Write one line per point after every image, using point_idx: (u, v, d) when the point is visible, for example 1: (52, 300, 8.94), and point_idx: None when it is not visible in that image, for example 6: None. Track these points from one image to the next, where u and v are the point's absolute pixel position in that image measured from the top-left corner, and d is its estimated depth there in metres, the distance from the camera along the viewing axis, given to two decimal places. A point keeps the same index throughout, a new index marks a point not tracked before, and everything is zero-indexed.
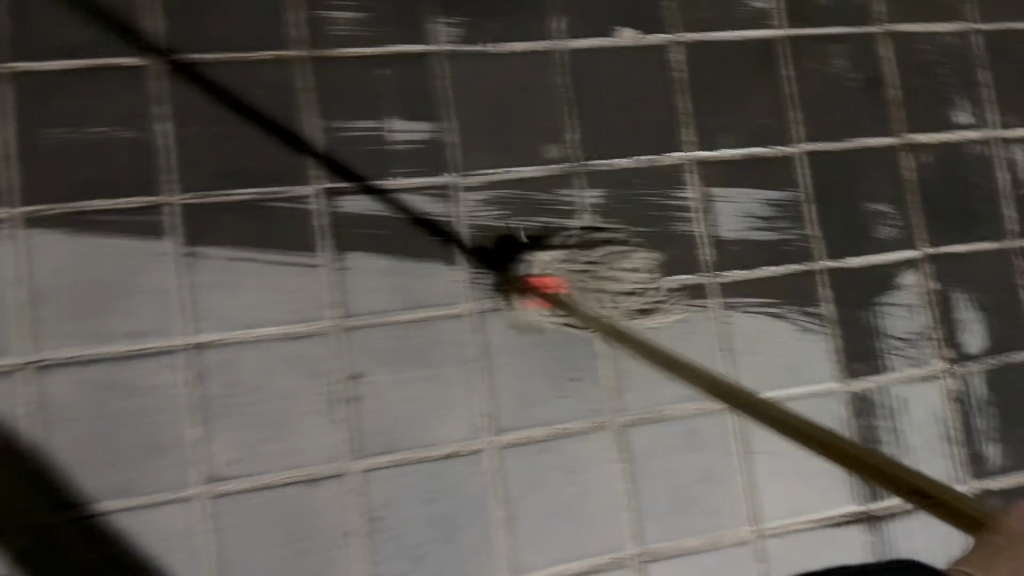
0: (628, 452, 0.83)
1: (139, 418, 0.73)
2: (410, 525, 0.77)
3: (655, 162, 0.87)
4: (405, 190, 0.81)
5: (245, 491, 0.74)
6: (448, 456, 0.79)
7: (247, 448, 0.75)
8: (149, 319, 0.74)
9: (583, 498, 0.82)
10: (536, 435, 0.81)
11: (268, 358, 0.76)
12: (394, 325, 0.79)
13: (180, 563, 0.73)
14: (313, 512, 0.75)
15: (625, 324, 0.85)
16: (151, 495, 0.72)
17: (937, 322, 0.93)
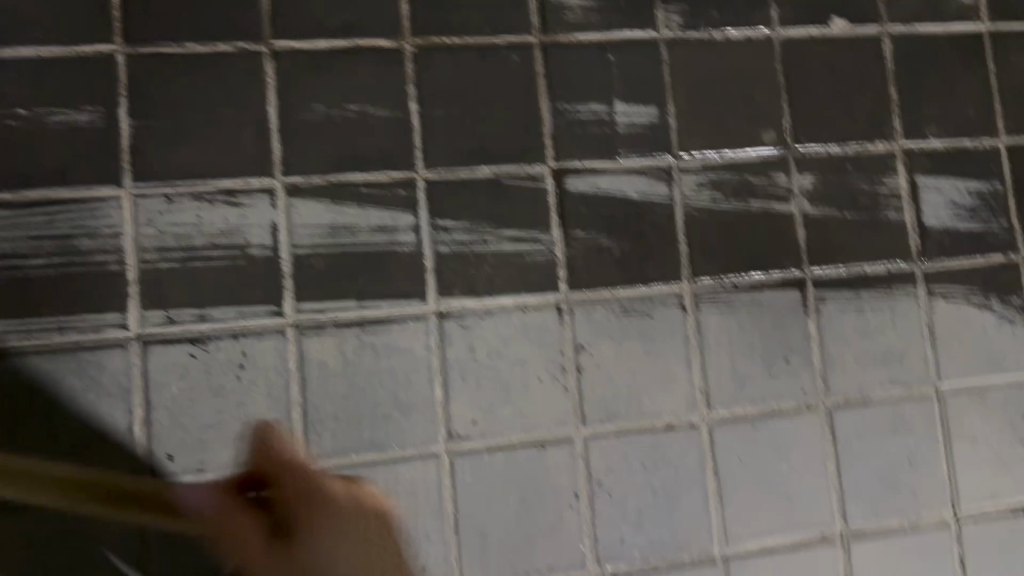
0: (837, 434, 0.85)
1: (389, 378, 0.77)
2: (632, 492, 0.81)
3: (863, 149, 0.89)
4: (630, 171, 0.84)
5: (485, 452, 0.78)
6: (667, 428, 0.82)
7: (485, 412, 0.79)
8: (400, 286, 0.78)
9: (793, 476, 0.84)
10: (748, 412, 0.84)
11: (504, 327, 0.80)
12: (616, 300, 0.83)
13: (427, 516, 0.77)
14: (546, 474, 0.79)
15: (835, 306, 0.87)
16: (401, 451, 0.77)
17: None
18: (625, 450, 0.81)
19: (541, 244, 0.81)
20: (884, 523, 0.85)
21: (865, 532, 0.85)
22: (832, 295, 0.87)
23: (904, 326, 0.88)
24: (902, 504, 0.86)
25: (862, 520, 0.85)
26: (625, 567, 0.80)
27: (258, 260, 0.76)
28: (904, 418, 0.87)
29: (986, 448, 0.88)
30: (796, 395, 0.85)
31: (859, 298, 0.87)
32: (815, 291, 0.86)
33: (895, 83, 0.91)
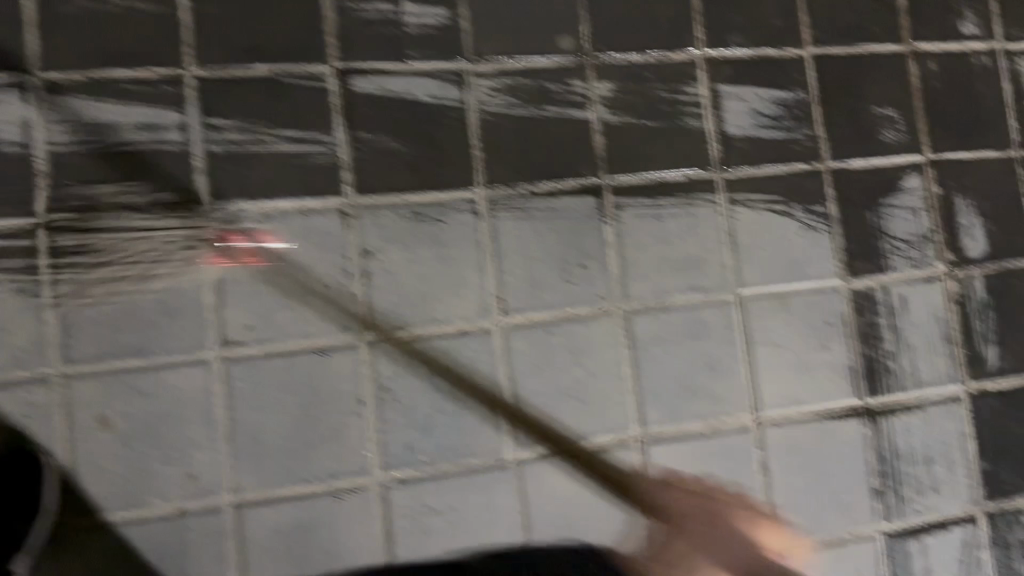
0: (634, 339, 0.85)
1: (157, 281, 0.74)
2: (420, 398, 0.79)
3: (665, 57, 0.89)
4: (419, 73, 0.82)
5: (260, 357, 0.76)
6: (458, 333, 0.81)
7: (262, 317, 0.76)
8: (166, 186, 0.75)
9: (588, 381, 0.83)
10: (543, 317, 0.83)
11: (282, 230, 0.77)
12: (406, 204, 0.81)
13: (198, 422, 0.74)
14: (327, 381, 0.77)
15: (635, 212, 0.86)
16: (168, 356, 0.74)
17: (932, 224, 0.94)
18: (414, 356, 0.80)
19: (320, 145, 0.78)
20: (683, 428, 0.85)
21: (662, 436, 0.84)
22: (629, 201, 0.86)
23: (705, 233, 0.87)
24: (701, 408, 0.85)
25: (659, 425, 0.84)
26: (405, 474, 0.78)
27: (12, 158, 0.73)
28: (706, 323, 0.87)
29: (790, 354, 0.88)
30: (593, 301, 0.85)
31: (659, 206, 0.87)
32: (612, 199, 0.86)
33: None
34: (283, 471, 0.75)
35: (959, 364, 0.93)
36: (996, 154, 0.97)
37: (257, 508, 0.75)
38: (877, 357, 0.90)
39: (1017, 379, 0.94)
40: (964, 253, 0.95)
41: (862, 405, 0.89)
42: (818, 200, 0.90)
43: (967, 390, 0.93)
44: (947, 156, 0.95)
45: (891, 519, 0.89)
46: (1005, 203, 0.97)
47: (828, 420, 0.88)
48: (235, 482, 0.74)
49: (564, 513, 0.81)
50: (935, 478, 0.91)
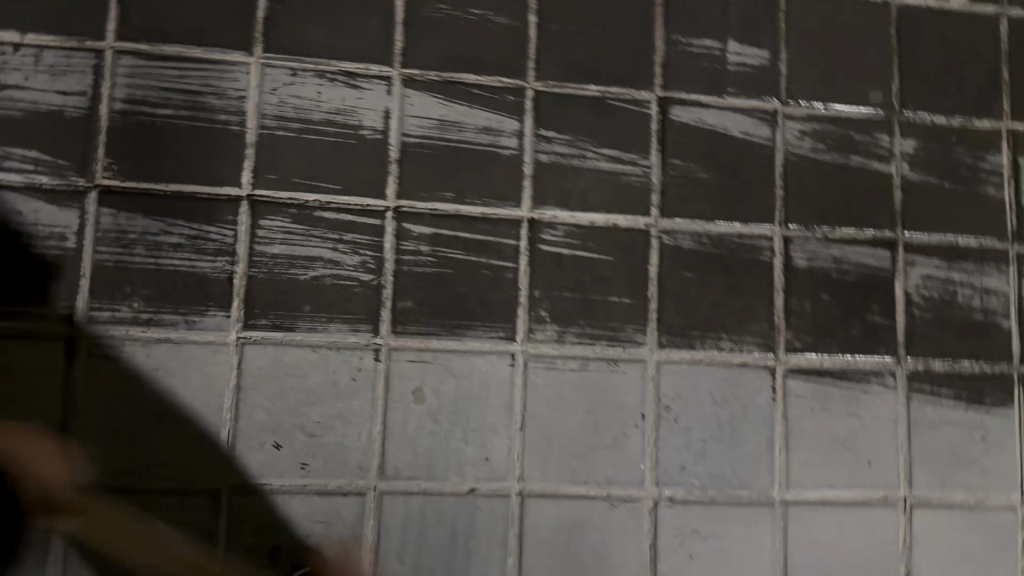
0: (911, 399, 0.84)
1: (479, 274, 0.79)
2: (698, 421, 0.81)
3: (970, 123, 0.89)
4: (734, 110, 0.85)
5: (558, 357, 0.80)
6: (741, 366, 0.82)
7: (568, 321, 0.81)
8: (497, 187, 0.80)
9: (861, 431, 0.83)
10: (825, 364, 0.84)
11: (594, 241, 0.82)
12: (709, 233, 0.84)
13: (495, 409, 0.78)
14: (616, 390, 0.80)
15: (925, 270, 0.86)
16: (480, 343, 0.78)
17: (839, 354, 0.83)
18: (698, 381, 0.82)
19: (635, 166, 0.83)
20: (948, 495, 0.84)
21: (927, 500, 0.83)
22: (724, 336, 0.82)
23: (993, 302, 0.87)
24: (967, 478, 0.84)
25: (926, 488, 0.84)
26: (678, 493, 0.80)
27: (365, 140, 0.79)
28: (982, 394, 0.85)
29: None
30: (875, 355, 0.84)
31: (949, 269, 0.87)
32: (905, 254, 0.86)
33: (1010, 63, 0.91)
34: (565, 470, 0.79)
35: None
36: None
37: (539, 500, 0.78)
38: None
39: None
40: None
41: None
42: None
43: None
44: None
45: None
46: None
47: None
48: (523, 470, 0.78)
49: (824, 561, 0.81)
50: None
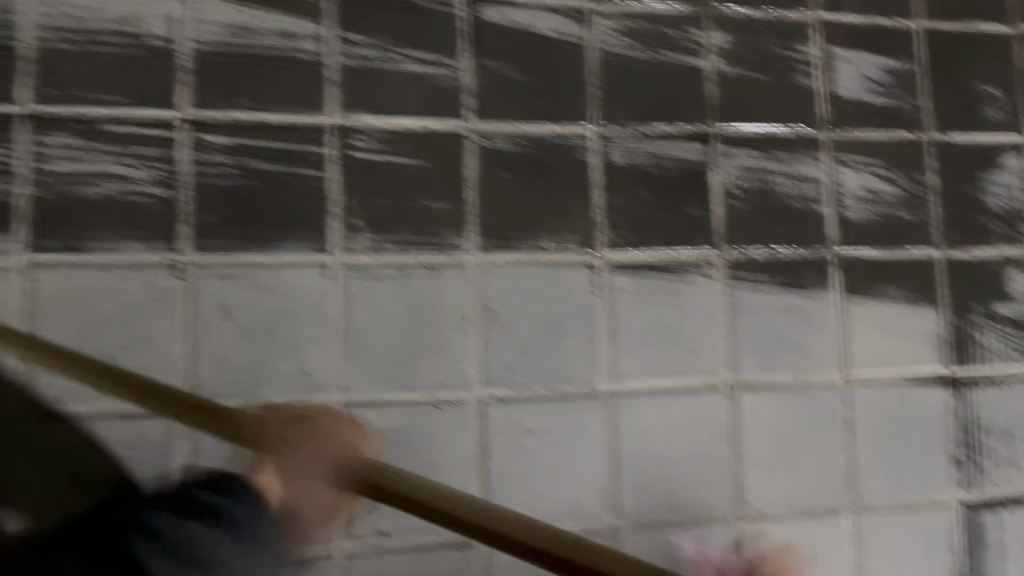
0: (732, 286, 0.86)
1: (286, 184, 0.76)
2: (522, 320, 0.82)
3: (779, 15, 0.90)
4: (545, 8, 0.84)
5: (375, 265, 0.78)
6: (562, 264, 0.83)
7: (384, 229, 0.78)
8: (300, 95, 0.77)
9: (684, 321, 0.85)
10: (647, 258, 0.85)
11: (407, 145, 0.79)
12: (524, 133, 0.83)
13: (311, 323, 0.76)
14: (438, 296, 0.79)
15: (741, 160, 0.88)
16: (291, 255, 0.76)
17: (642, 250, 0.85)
18: (521, 281, 0.82)
19: (444, 68, 0.81)
20: (773, 378, 0.86)
21: (753, 383, 0.86)
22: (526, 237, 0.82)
23: (808, 190, 0.89)
24: (792, 360, 0.86)
25: (751, 371, 0.86)
26: (504, 393, 0.80)
27: (153, 51, 0.75)
28: (802, 278, 0.87)
29: (883, 318, 0.89)
30: (695, 246, 0.86)
31: (764, 159, 0.88)
32: (721, 147, 0.87)
33: None
34: (389, 380, 0.77)
35: None
36: None
37: (363, 410, 0.76)
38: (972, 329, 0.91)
39: None
40: None
41: (949, 373, 0.90)
42: (917, 168, 0.92)
43: None
44: None
45: (970, 489, 0.90)
46: None
47: (916, 385, 0.89)
48: (345, 383, 0.76)
49: (651, 446, 0.83)
50: (1015, 452, 0.91)
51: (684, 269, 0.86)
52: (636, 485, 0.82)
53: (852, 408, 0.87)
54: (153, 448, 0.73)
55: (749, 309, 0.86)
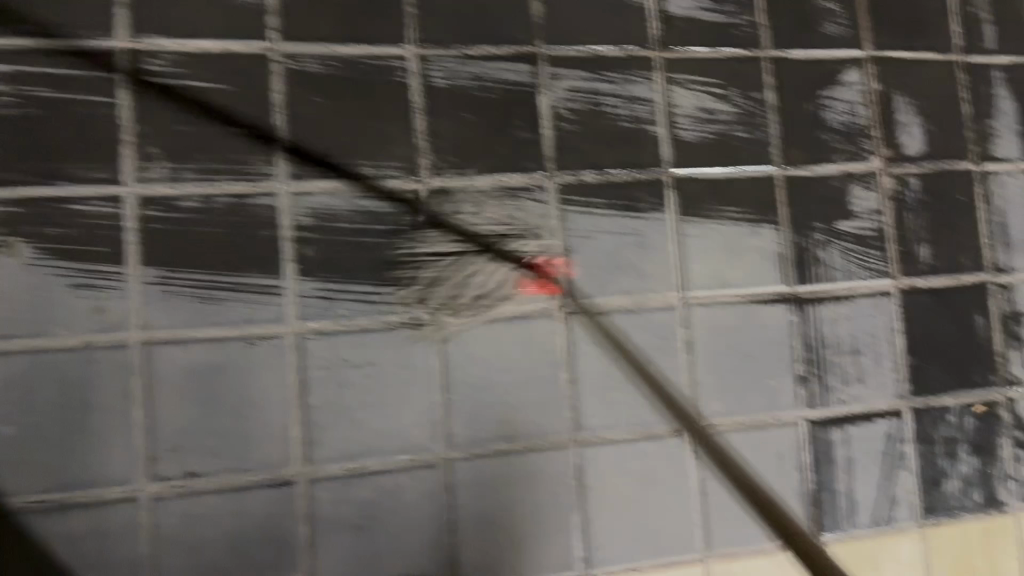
0: (564, 210, 0.84)
1: (74, 113, 0.73)
2: (340, 251, 0.78)
3: None
4: None
5: (175, 196, 0.74)
6: (383, 192, 0.79)
7: (184, 158, 0.75)
8: (86, 18, 0.74)
9: (515, 247, 0.83)
10: (474, 184, 0.82)
11: (207, 70, 0.76)
12: (336, 56, 0.79)
13: (106, 257, 0.72)
14: (247, 227, 0.75)
15: (569, 81, 0.85)
16: (82, 187, 0.72)
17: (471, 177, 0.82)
18: (337, 210, 0.78)
19: None
20: (608, 302, 0.84)
21: (588, 308, 0.84)
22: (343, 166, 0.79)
23: (640, 110, 0.87)
24: (628, 284, 0.85)
25: (586, 297, 0.84)
26: (322, 325, 0.77)
27: None
28: (635, 200, 0.86)
29: (721, 238, 0.88)
30: (525, 171, 0.83)
31: (594, 80, 0.86)
32: (548, 68, 0.85)
33: None
34: (196, 315, 0.74)
35: (891, 260, 0.93)
36: (940, 57, 0.97)
37: (168, 347, 0.73)
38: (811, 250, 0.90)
39: (947, 278, 0.95)
40: (902, 150, 0.95)
41: (791, 292, 0.89)
42: (755, 86, 0.90)
43: (898, 285, 0.93)
44: (889, 53, 0.95)
45: (815, 407, 0.89)
46: (946, 105, 0.97)
47: (757, 305, 0.88)
48: (147, 319, 0.73)
49: (484, 380, 0.81)
50: (861, 369, 0.91)
51: (515, 196, 0.83)
52: (469, 418, 0.80)
53: (691, 329, 0.86)
54: None
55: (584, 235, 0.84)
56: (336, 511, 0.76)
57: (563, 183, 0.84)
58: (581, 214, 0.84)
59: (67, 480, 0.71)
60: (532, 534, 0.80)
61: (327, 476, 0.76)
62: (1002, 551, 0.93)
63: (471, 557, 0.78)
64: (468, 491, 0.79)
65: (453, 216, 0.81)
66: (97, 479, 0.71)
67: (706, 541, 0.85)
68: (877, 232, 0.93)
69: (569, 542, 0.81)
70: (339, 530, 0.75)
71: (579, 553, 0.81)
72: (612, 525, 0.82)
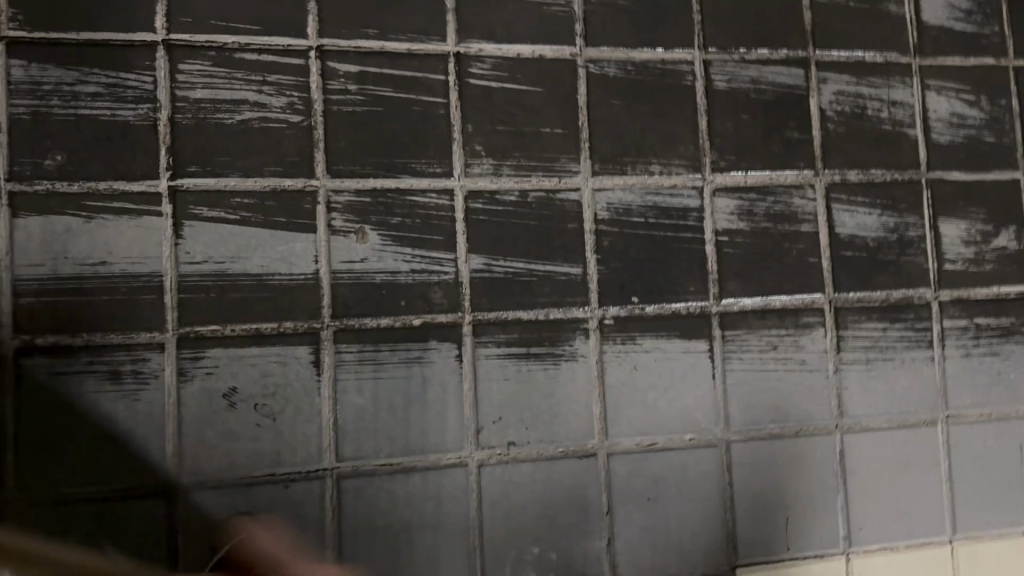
0: (831, 208, 0.89)
1: (411, 110, 0.79)
2: (631, 242, 0.84)
3: None
4: None
5: (497, 190, 0.80)
6: (672, 187, 0.85)
7: (504, 155, 0.81)
8: (420, 22, 0.80)
9: (787, 243, 0.88)
10: (752, 180, 0.87)
11: (524, 72, 0.82)
12: (633, 61, 0.85)
13: (438, 245, 0.78)
14: (558, 218, 0.82)
15: (835, 85, 0.90)
16: (417, 180, 0.78)
17: (750, 173, 0.88)
18: (630, 203, 0.84)
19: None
20: (869, 298, 0.89)
21: (852, 303, 0.89)
22: (639, 162, 0.85)
23: (900, 114, 0.92)
24: (887, 280, 0.90)
25: (850, 294, 0.89)
26: (620, 313, 0.83)
27: None
28: (896, 198, 0.91)
29: (972, 238, 0.92)
30: (796, 170, 0.89)
31: (857, 84, 0.91)
32: (817, 73, 0.90)
33: None
34: (515, 300, 0.81)
35: None
36: None
37: (490, 327, 0.80)
38: None
39: None
40: None
41: None
42: (1001, 92, 0.95)
43: None
44: None
45: None
46: None
47: (1003, 302, 0.93)
48: (474, 302, 0.79)
49: (757, 367, 0.86)
50: None
51: (789, 192, 0.88)
52: (745, 403, 0.86)
53: (734, 362, 0.86)
54: (298, 369, 0.75)
55: (849, 229, 0.89)
56: (630, 482, 0.82)
57: (830, 182, 0.89)
58: (844, 212, 0.89)
59: (406, 448, 0.77)
60: (799, 514, 0.86)
61: (623, 450, 0.82)
62: None
63: (745, 534, 0.84)
64: (741, 471, 0.85)
65: (732, 210, 0.87)
66: (431, 448, 0.77)
67: (953, 524, 0.90)
68: None
69: (833, 523, 0.86)
70: (632, 502, 0.82)
71: (841, 534, 0.86)
72: (871, 507, 0.88)
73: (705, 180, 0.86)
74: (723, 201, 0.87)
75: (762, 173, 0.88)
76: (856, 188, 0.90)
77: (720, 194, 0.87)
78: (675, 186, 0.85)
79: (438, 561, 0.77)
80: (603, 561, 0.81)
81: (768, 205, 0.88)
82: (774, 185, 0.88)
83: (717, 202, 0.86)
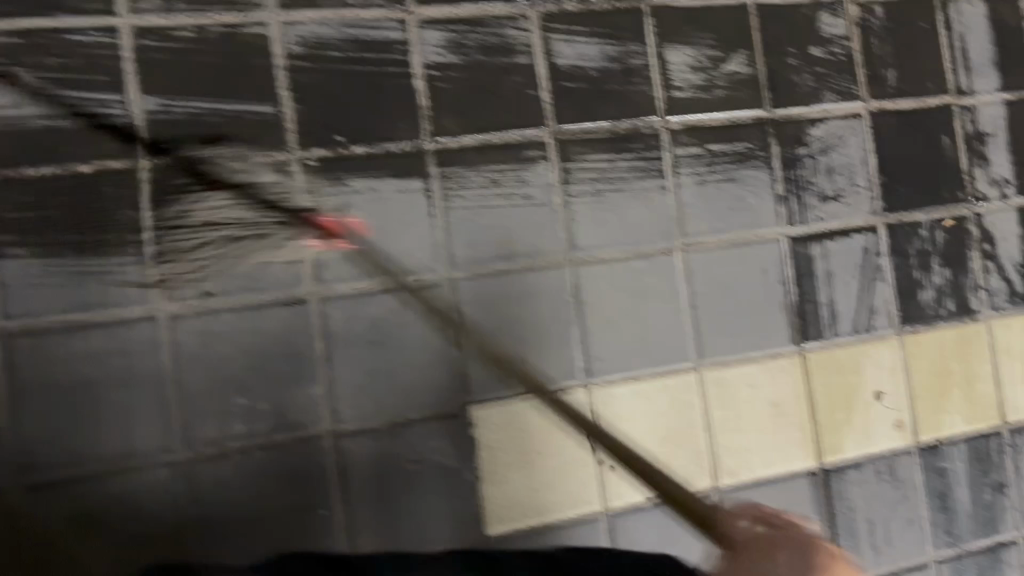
0: (548, 39, 0.86)
1: None
2: (330, 78, 0.79)
3: None
4: None
5: (169, 27, 0.75)
6: (372, 20, 0.81)
7: None
8: None
9: (504, 76, 0.85)
10: (461, 13, 0.84)
11: None
12: None
13: (103, 86, 0.74)
14: (244, 56, 0.77)
15: None
16: (73, 18, 0.73)
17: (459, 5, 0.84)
18: (325, 37, 0.79)
19: None
20: (594, 128, 0.87)
21: (575, 135, 0.87)
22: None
23: None
24: (613, 110, 0.88)
25: (572, 126, 0.87)
26: (323, 154, 0.79)
27: None
28: (617, 27, 0.89)
29: (700, 65, 0.91)
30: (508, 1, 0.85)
31: None
32: None
33: None
34: (200, 143, 0.76)
35: (861, 84, 0.97)
36: None
37: (173, 172, 0.75)
38: (771, 81, 0.93)
39: (914, 101, 0.99)
40: None
41: (770, 115, 0.93)
42: None
43: (868, 108, 0.97)
44: None
45: (796, 223, 0.93)
46: None
47: (737, 128, 0.92)
48: (153, 146, 0.74)
49: (479, 204, 0.84)
50: (838, 187, 0.95)
51: (503, 24, 0.85)
52: (470, 240, 0.83)
53: (762, 223, 0.92)
54: None
55: (570, 60, 0.87)
56: (347, 327, 0.78)
57: (547, 12, 0.87)
58: (564, 42, 0.87)
59: (85, 302, 0.72)
60: (533, 348, 0.84)
61: (338, 295, 0.78)
62: (976, 356, 1.00)
63: (477, 371, 0.82)
64: (472, 307, 0.83)
65: (441, 44, 0.83)
66: (114, 302, 0.73)
67: (699, 350, 0.89)
68: (843, 59, 0.97)
69: (569, 354, 0.86)
70: (352, 347, 0.78)
71: (579, 364, 0.86)
72: (610, 337, 0.87)
73: (409, 12, 0.82)
74: (431, 34, 0.83)
75: (472, 5, 0.84)
76: (574, 18, 0.87)
77: (427, 27, 0.82)
78: (376, 19, 0.81)
79: (132, 418, 0.73)
80: (322, 408, 0.77)
81: (481, 37, 0.84)
82: (486, 18, 0.85)
83: (424, 34, 0.82)
